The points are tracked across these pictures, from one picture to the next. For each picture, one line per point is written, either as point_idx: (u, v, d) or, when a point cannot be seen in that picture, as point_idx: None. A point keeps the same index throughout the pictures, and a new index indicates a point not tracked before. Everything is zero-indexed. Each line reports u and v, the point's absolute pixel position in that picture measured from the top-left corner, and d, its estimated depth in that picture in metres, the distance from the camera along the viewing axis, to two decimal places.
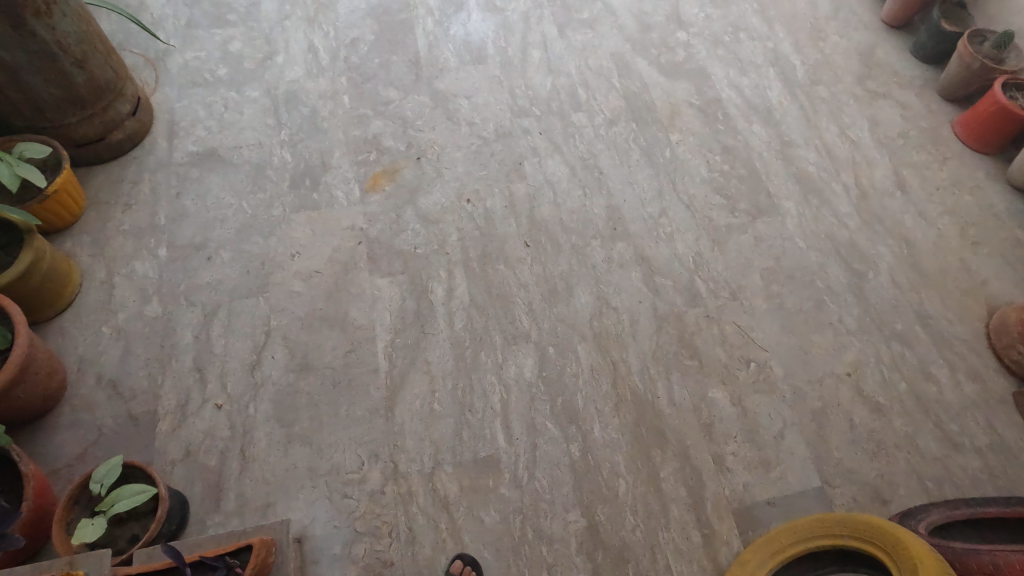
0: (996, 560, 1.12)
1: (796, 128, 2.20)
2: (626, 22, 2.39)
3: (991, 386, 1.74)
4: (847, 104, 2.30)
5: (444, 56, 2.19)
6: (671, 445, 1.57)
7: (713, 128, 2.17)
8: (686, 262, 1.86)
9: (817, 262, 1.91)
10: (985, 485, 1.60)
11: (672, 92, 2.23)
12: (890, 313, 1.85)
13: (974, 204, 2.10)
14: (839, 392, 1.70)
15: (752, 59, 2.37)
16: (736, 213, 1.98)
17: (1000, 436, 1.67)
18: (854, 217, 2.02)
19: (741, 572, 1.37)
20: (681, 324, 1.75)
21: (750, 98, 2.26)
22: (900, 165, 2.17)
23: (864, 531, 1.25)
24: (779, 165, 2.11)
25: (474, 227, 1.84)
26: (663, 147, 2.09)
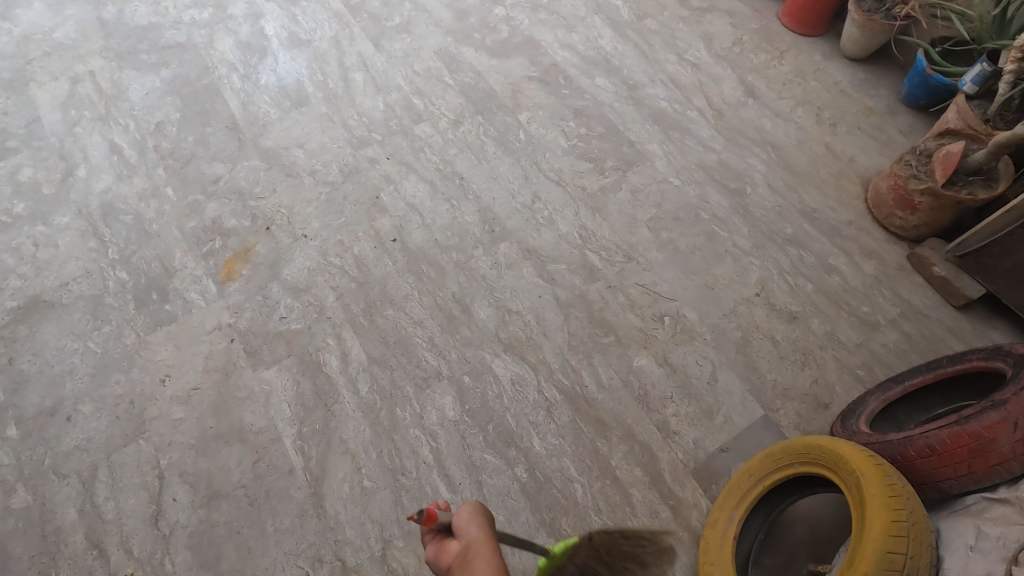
0: (931, 441, 1.12)
1: (639, 69, 2.17)
2: (441, 15, 2.28)
3: (886, 257, 1.79)
4: (678, 29, 2.28)
5: (263, 110, 2.02)
6: (614, 430, 1.52)
7: (558, 95, 2.11)
8: (574, 239, 1.81)
9: (696, 195, 1.90)
10: (909, 353, 1.64)
11: (508, 71, 2.15)
12: (777, 220, 1.86)
13: (821, 87, 2.14)
14: (755, 315, 1.70)
15: (575, 13, 2.31)
16: (607, 172, 1.94)
17: (907, 302, 1.72)
18: (718, 138, 2.02)
19: (713, 534, 1.33)
20: (587, 304, 1.70)
21: (584, 53, 2.20)
22: (744, 72, 2.18)
23: (810, 454, 1.25)
24: (633, 110, 2.07)
25: (350, 280, 1.72)
26: (516, 131, 2.02)
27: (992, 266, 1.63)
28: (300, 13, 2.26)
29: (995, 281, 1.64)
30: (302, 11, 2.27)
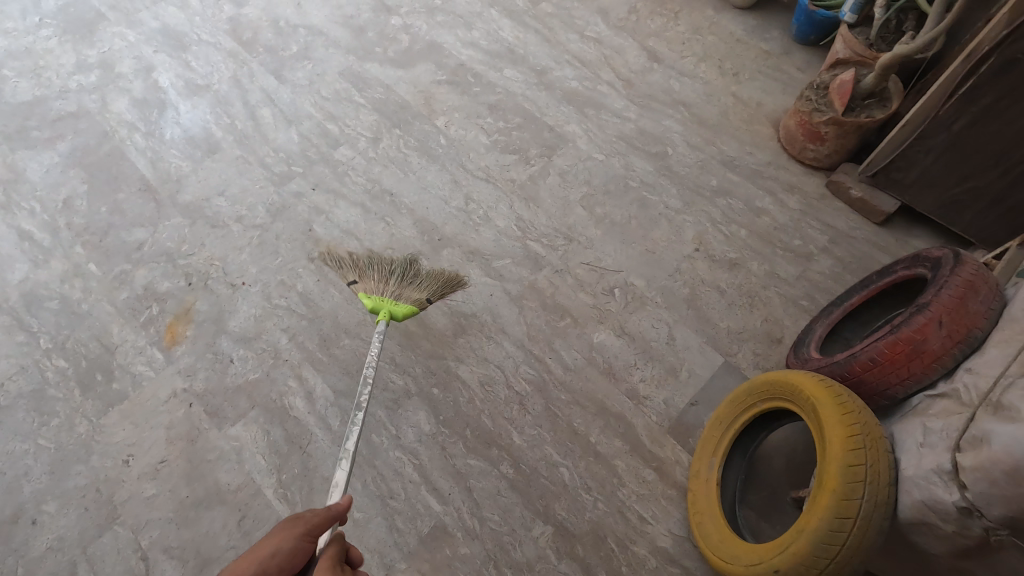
0: (872, 355, 1.20)
1: (544, 53, 2.20)
2: (338, 35, 2.25)
3: (807, 190, 1.88)
4: (573, 8, 2.32)
5: (175, 165, 1.96)
6: (588, 408, 1.56)
7: (471, 93, 2.11)
8: (513, 232, 1.83)
9: (622, 165, 1.95)
10: (844, 275, 1.73)
11: (417, 79, 2.14)
12: (702, 175, 1.92)
13: (718, 40, 2.22)
14: (698, 270, 1.76)
15: (471, 10, 2.32)
16: (533, 161, 1.96)
17: (834, 228, 1.81)
18: (631, 106, 2.07)
19: (699, 485, 1.39)
20: (538, 293, 1.72)
21: (488, 48, 2.22)
22: (644, 39, 2.24)
23: (767, 390, 1.31)
24: (546, 95, 2.10)
25: (299, 318, 1.69)
26: (436, 136, 2.02)
27: (900, 179, 1.73)
28: (193, 59, 2.20)
29: (906, 192, 1.74)
30: (194, 56, 2.20)
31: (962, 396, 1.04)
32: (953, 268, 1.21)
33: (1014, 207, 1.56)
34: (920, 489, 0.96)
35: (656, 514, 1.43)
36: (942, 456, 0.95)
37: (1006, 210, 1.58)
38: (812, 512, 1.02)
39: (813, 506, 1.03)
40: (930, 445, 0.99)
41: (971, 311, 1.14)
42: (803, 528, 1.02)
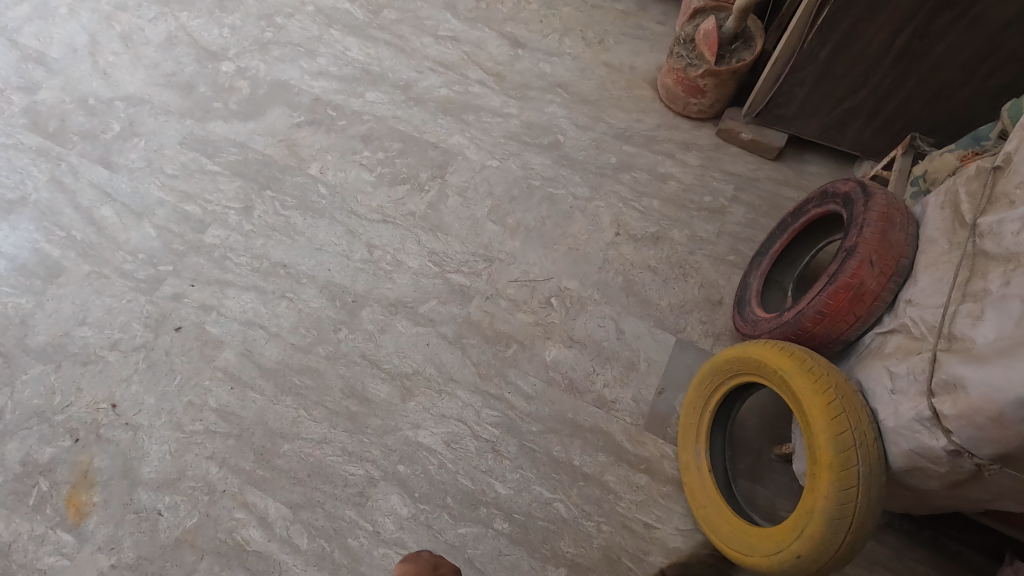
0: (818, 309, 1.20)
1: (403, 66, 2.03)
2: (164, 99, 1.95)
3: (702, 143, 1.88)
4: (419, 9, 2.15)
5: (11, 304, 1.63)
6: (562, 432, 1.49)
7: (337, 128, 1.91)
8: (430, 269, 1.69)
9: (519, 166, 1.85)
10: (758, 219, 1.76)
11: (272, 128, 1.91)
12: (600, 155, 1.87)
13: (574, 11, 2.15)
14: (625, 254, 1.71)
15: (309, 36, 2.09)
16: (426, 186, 1.81)
17: (736, 175, 1.83)
18: (510, 101, 1.96)
19: (691, 477, 1.35)
20: (476, 326, 1.61)
21: (341, 74, 2.01)
22: (501, 26, 2.12)
23: (731, 368, 1.29)
24: (419, 110, 1.94)
25: (224, 438, 1.48)
26: (314, 187, 1.81)
27: (783, 113, 1.76)
28: None
29: (791, 124, 1.78)
30: None
31: (914, 331, 1.06)
32: (866, 202, 1.23)
33: (889, 117, 1.62)
34: (907, 439, 0.97)
35: (660, 517, 1.40)
36: (919, 403, 0.95)
37: (882, 121, 1.64)
38: (817, 493, 1.02)
39: (816, 485, 1.03)
40: (901, 391, 1.00)
41: (895, 241, 1.17)
42: (814, 511, 1.02)
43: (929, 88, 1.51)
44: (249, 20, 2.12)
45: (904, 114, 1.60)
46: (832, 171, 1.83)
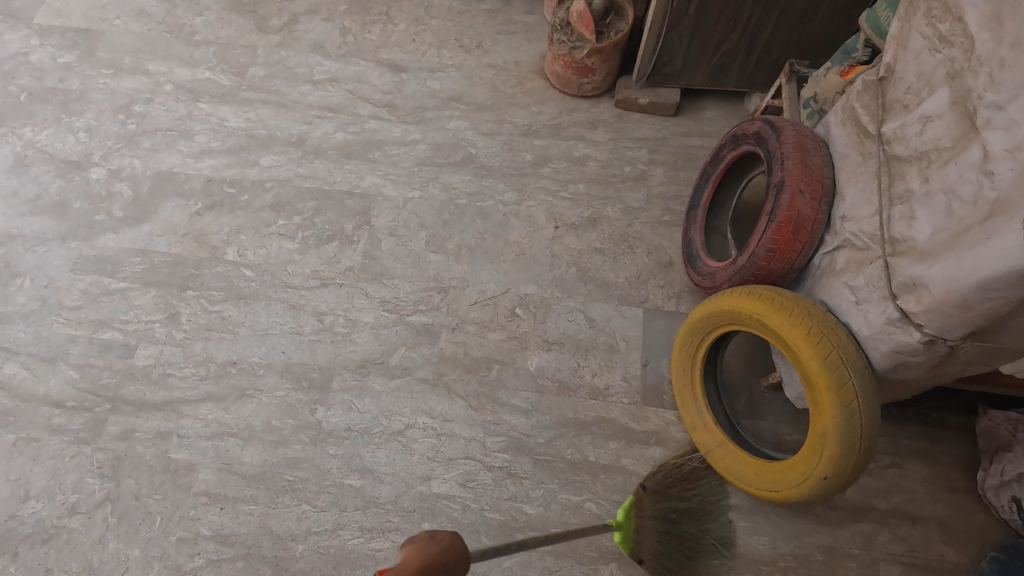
0: (767, 247, 1.27)
1: (289, 121, 1.93)
2: (37, 227, 1.75)
3: (605, 117, 1.93)
4: (285, 58, 2.05)
5: None
6: (570, 433, 1.50)
7: (242, 204, 1.80)
8: (387, 318, 1.63)
9: (441, 188, 1.82)
10: (678, 175, 1.84)
11: (170, 224, 1.76)
12: (515, 156, 1.87)
13: (442, 22, 2.13)
14: (570, 245, 1.73)
15: (177, 116, 1.94)
16: (355, 237, 1.74)
17: (645, 139, 1.89)
18: (410, 127, 1.92)
19: (701, 435, 1.40)
20: (453, 360, 1.58)
21: (226, 146, 1.89)
22: (375, 54, 2.06)
23: (707, 324, 1.34)
24: (321, 162, 1.86)
25: (231, 563, 1.37)
26: (238, 272, 1.70)
27: (670, 71, 1.84)
28: None
29: (680, 79, 1.86)
30: None
31: (857, 244, 1.14)
32: (778, 138, 1.31)
33: (763, 51, 1.73)
34: (884, 343, 1.05)
35: None
36: (885, 307, 1.03)
37: (758, 55, 1.75)
38: (823, 415, 1.09)
39: (820, 409, 1.09)
40: (866, 300, 1.08)
41: (814, 165, 1.25)
42: (825, 433, 1.09)
43: (791, 15, 1.62)
44: (104, 116, 1.94)
45: (776, 45, 1.71)
46: (727, 112, 1.93)
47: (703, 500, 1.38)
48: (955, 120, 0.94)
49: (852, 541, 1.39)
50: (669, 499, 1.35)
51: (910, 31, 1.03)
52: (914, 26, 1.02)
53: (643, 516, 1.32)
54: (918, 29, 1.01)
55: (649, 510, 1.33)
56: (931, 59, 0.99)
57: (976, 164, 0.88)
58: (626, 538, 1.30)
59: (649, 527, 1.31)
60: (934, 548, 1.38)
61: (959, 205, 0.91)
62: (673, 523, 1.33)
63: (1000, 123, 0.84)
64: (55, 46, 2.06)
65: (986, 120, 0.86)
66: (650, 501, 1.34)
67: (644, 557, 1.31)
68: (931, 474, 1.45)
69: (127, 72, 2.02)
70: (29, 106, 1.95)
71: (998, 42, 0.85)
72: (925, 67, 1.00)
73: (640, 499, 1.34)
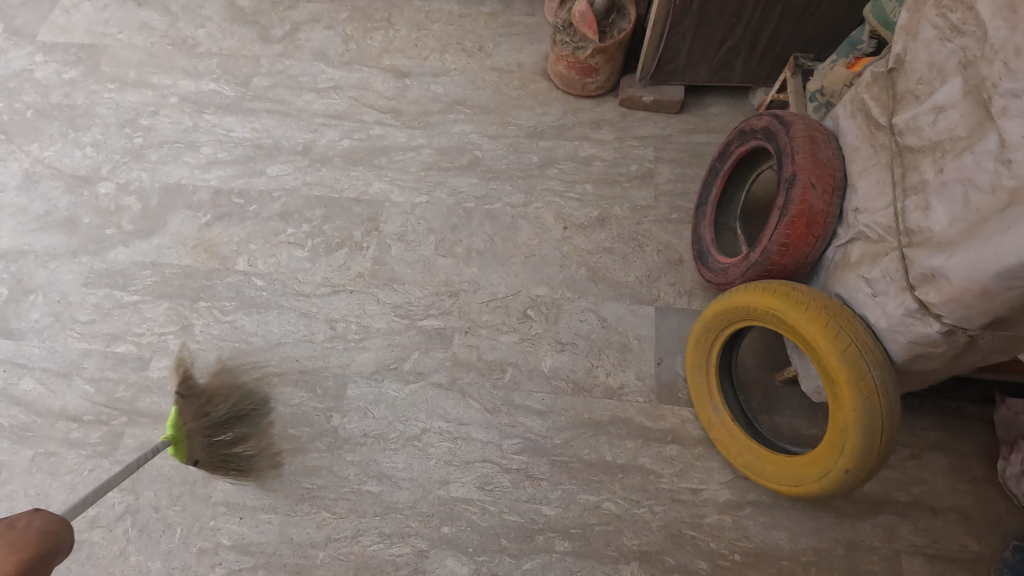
0: (781, 241, 1.27)
1: (294, 130, 1.94)
2: (47, 242, 1.75)
3: (610, 116, 1.93)
4: (288, 67, 2.06)
5: None
6: (585, 434, 1.49)
7: (250, 214, 1.80)
8: (399, 324, 1.63)
9: (447, 192, 1.82)
10: (685, 172, 1.83)
11: (180, 236, 1.76)
12: (521, 158, 1.87)
13: (443, 26, 2.13)
14: (579, 245, 1.73)
15: (183, 128, 1.94)
16: (364, 243, 1.75)
17: (651, 137, 1.89)
18: (415, 132, 1.92)
19: (718, 431, 1.39)
20: (466, 363, 1.58)
21: (232, 157, 1.89)
22: (377, 60, 2.07)
23: (721, 320, 1.34)
24: (327, 169, 1.87)
25: (252, 573, 1.37)
26: (248, 281, 1.70)
27: (674, 68, 1.84)
28: None
29: (684, 75, 1.86)
30: None
31: (873, 236, 1.14)
32: (787, 131, 1.30)
33: (767, 45, 1.73)
34: (904, 334, 1.05)
35: (702, 479, 1.44)
36: (903, 299, 1.03)
37: (762, 50, 1.75)
38: (843, 408, 1.08)
39: (841, 401, 1.08)
40: (883, 292, 1.08)
41: (824, 158, 1.25)
42: (846, 425, 1.08)
43: (795, 9, 1.62)
44: (111, 131, 1.94)
45: (780, 38, 1.71)
46: (732, 107, 1.93)
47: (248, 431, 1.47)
48: (970, 109, 0.94)
49: (874, 534, 1.38)
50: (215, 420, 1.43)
51: (920, 22, 1.03)
52: (925, 16, 1.02)
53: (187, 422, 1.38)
54: (929, 20, 1.01)
55: (192, 417, 1.39)
56: (943, 49, 0.99)
57: (993, 153, 0.88)
58: (181, 449, 1.37)
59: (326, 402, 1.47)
60: (957, 539, 1.37)
61: (977, 194, 0.90)
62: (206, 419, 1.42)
63: (1018, 111, 0.83)
64: (59, 62, 2.07)
65: (1002, 109, 0.86)
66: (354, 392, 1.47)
67: (196, 457, 1.38)
68: (951, 464, 1.44)
69: (132, 86, 2.02)
70: (35, 122, 1.95)
71: (1012, 30, 0.84)
72: (937, 57, 1.00)
73: (180, 407, 1.41)
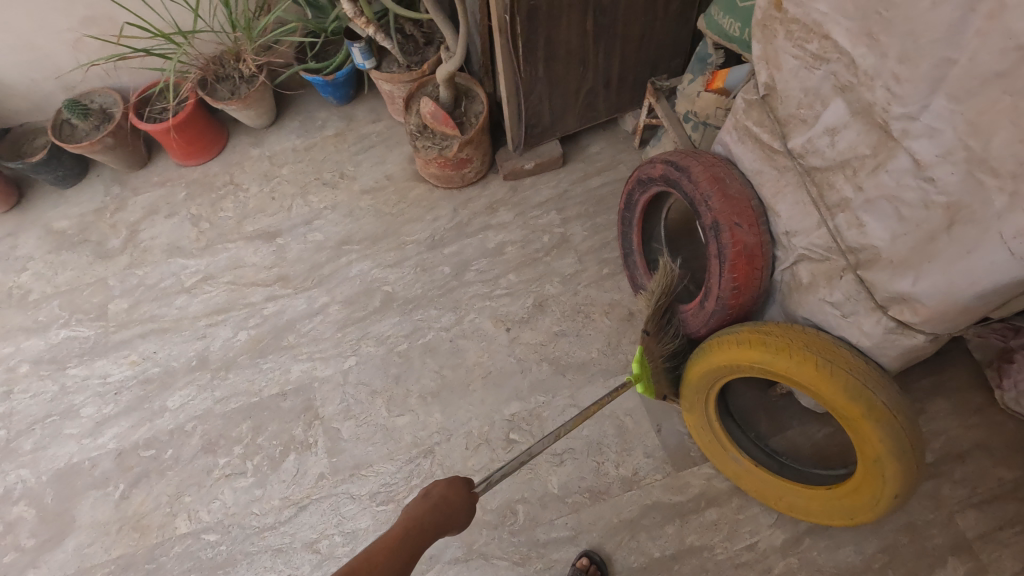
0: (733, 284, 1.22)
1: (179, 344, 1.70)
2: None
3: (500, 195, 1.85)
4: (143, 276, 1.81)
5: None
6: (624, 540, 1.39)
7: (167, 461, 1.55)
8: (386, 512, 1.46)
9: (375, 343, 1.66)
10: (596, 222, 1.78)
11: (97, 526, 1.49)
12: (433, 273, 1.75)
13: (293, 165, 1.96)
14: (530, 341, 1.63)
15: (49, 398, 1.65)
16: (310, 439, 1.55)
17: (548, 201, 1.83)
18: (313, 293, 1.74)
19: (749, 480, 1.33)
20: (474, 523, 1.43)
21: (121, 405, 1.63)
22: (239, 229, 1.87)
23: (707, 377, 1.27)
24: (235, 372, 1.65)
25: None
26: (200, 541, 1.46)
27: (542, 128, 1.78)
28: None
29: (554, 131, 1.80)
30: None
31: (815, 256, 1.11)
32: (689, 176, 1.26)
33: (620, 78, 1.71)
34: (891, 348, 1.02)
35: (752, 531, 1.37)
36: (877, 317, 1.00)
37: (617, 83, 1.72)
38: (869, 440, 1.04)
39: (864, 435, 1.05)
40: (852, 312, 1.05)
41: (736, 193, 1.21)
42: (880, 456, 1.04)
43: (633, 40, 1.59)
44: None
45: (629, 68, 1.69)
46: (609, 140, 1.91)
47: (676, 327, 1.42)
48: (865, 127, 0.92)
49: (923, 507, 1.37)
50: (664, 332, 1.38)
51: (778, 53, 1.01)
52: (780, 48, 1.00)
53: (657, 358, 1.35)
54: (786, 51, 0.99)
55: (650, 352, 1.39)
56: (813, 76, 0.97)
57: (909, 170, 0.86)
58: (648, 387, 1.37)
59: (663, 366, 1.37)
60: (992, 475, 1.39)
61: (909, 209, 0.88)
62: (674, 352, 1.40)
63: (920, 131, 0.81)
64: None
65: (902, 130, 0.84)
66: (658, 341, 1.36)
67: (664, 392, 1.40)
68: (953, 405, 1.47)
69: None
70: None
71: (880, 54, 0.83)
72: (809, 83, 0.98)
73: (647, 344, 1.35)
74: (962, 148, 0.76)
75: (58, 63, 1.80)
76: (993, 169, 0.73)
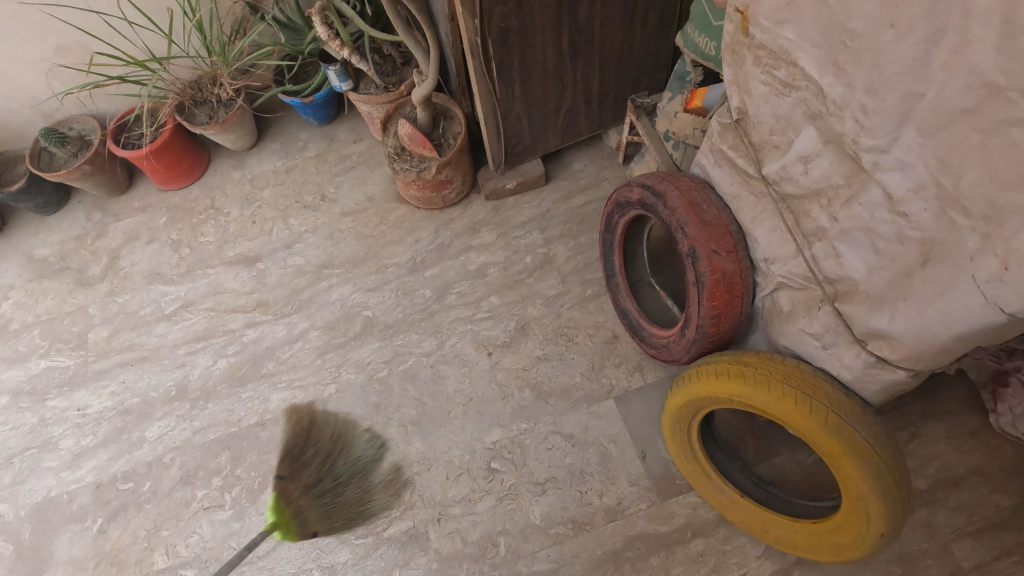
0: (712, 312, 1.18)
1: (159, 374, 1.68)
2: None
3: (482, 216, 1.82)
4: (123, 303, 1.80)
5: None
6: (608, 573, 1.35)
7: (144, 494, 1.53)
8: (364, 546, 1.43)
9: (355, 370, 1.63)
10: (579, 242, 1.75)
11: (74, 562, 1.47)
12: (414, 297, 1.72)
13: (274, 188, 1.94)
14: (512, 366, 1.60)
15: (28, 429, 1.64)
16: (288, 470, 1.53)
17: (531, 221, 1.80)
18: (292, 319, 1.72)
19: (734, 512, 1.28)
20: (454, 556, 1.40)
21: (99, 437, 1.61)
22: (218, 254, 1.85)
23: (688, 408, 1.23)
24: (213, 401, 1.63)
25: None
26: None
27: (523, 147, 1.75)
28: None
29: (535, 149, 1.77)
30: None
31: (794, 285, 1.07)
32: (665, 201, 1.22)
33: (601, 95, 1.67)
34: (873, 382, 0.98)
35: (740, 563, 1.33)
36: (857, 351, 0.96)
37: (598, 100, 1.69)
38: (852, 479, 1.01)
39: (846, 472, 1.01)
40: (832, 344, 1.01)
41: (713, 219, 1.18)
42: (864, 494, 1.00)
43: (612, 57, 1.56)
44: None
45: (609, 85, 1.65)
46: (593, 157, 1.88)
47: (337, 450, 1.53)
48: (837, 156, 0.88)
49: (917, 536, 1.33)
50: (305, 470, 1.51)
51: (747, 78, 0.97)
52: (750, 73, 0.96)
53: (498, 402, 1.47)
54: (755, 76, 0.95)
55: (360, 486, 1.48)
56: (783, 103, 0.93)
57: (882, 203, 0.82)
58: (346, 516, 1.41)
59: (319, 503, 1.46)
60: (989, 501, 1.34)
61: (884, 243, 0.84)
62: (334, 487, 1.48)
63: (891, 164, 0.78)
64: None
65: (873, 162, 0.80)
66: (293, 485, 1.49)
67: (316, 529, 1.44)
68: (948, 428, 1.42)
69: None
70: None
71: (848, 84, 0.79)
72: (780, 109, 0.94)
73: (286, 489, 1.49)
74: (933, 184, 0.73)
75: (35, 92, 1.80)
76: (964, 208, 0.69)
